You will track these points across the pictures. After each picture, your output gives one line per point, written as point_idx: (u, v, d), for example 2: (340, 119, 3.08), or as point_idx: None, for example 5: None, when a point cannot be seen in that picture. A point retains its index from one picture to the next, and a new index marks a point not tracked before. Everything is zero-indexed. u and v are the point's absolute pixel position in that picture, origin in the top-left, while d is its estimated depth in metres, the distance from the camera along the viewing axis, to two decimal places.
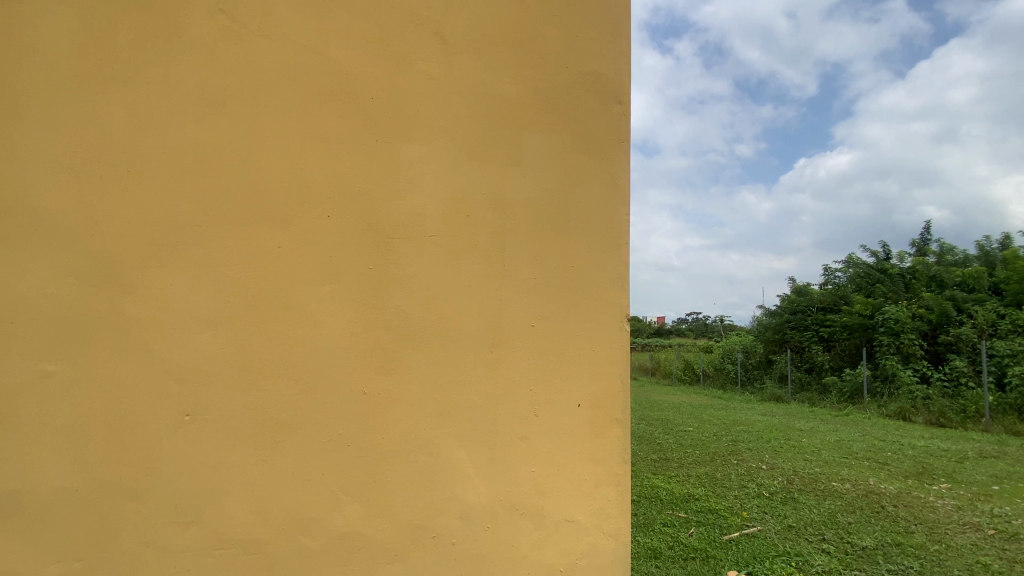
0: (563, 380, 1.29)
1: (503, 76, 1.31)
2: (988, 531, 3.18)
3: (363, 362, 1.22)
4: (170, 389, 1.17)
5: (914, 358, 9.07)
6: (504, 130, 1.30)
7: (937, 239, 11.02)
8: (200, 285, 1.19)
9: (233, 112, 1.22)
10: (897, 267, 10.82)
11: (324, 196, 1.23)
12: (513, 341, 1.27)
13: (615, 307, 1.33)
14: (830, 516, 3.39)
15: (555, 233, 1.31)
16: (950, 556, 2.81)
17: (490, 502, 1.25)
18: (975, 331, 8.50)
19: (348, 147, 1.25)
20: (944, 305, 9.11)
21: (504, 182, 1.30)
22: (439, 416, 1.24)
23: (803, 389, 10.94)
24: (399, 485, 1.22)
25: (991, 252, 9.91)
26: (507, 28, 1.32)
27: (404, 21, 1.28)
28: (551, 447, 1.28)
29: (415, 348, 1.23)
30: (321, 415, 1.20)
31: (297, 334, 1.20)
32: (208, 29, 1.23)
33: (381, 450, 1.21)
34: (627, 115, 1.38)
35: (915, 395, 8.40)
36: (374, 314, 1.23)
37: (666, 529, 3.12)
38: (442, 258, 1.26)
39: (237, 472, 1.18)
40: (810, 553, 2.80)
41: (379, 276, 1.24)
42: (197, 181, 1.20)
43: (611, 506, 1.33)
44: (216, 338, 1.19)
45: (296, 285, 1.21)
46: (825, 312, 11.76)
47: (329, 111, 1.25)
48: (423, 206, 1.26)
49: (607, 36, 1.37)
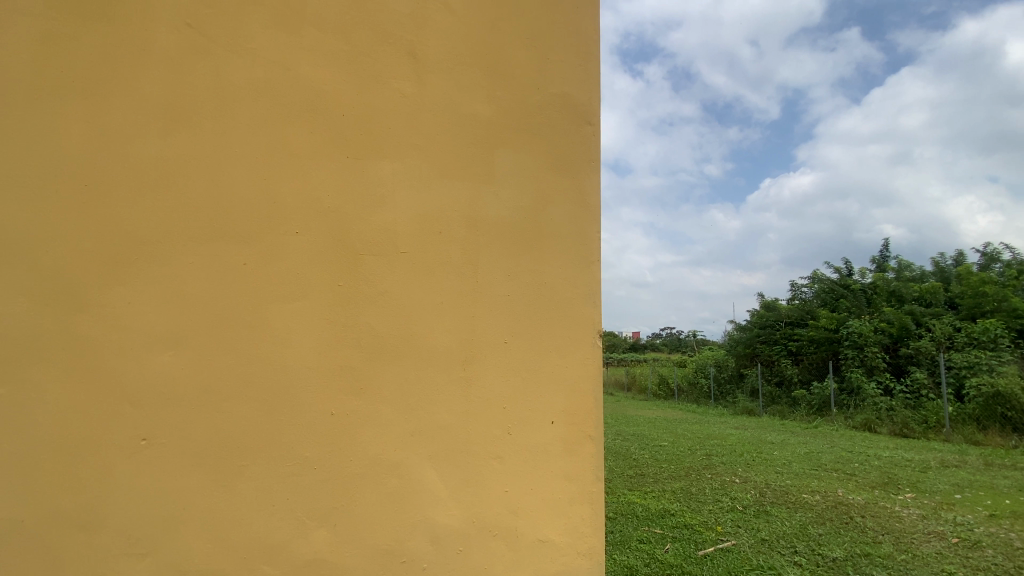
0: (537, 397, 1.29)
1: (475, 96, 1.32)
2: (952, 540, 3.27)
3: (332, 382, 1.19)
4: (125, 413, 1.12)
5: (878, 370, 9.38)
6: (476, 148, 1.31)
7: (896, 256, 11.54)
8: (160, 301, 1.15)
9: (199, 126, 1.20)
10: (860, 282, 11.26)
11: (292, 212, 1.21)
12: (486, 358, 1.26)
13: (587, 324, 1.34)
14: (801, 528, 3.44)
15: (528, 250, 1.31)
16: (917, 565, 2.87)
17: (463, 525, 1.23)
18: (933, 345, 8.88)
19: (318, 162, 1.23)
20: (903, 319, 9.52)
21: (476, 199, 1.30)
22: (410, 435, 1.21)
23: (774, 402, 11.17)
24: (368, 509, 1.18)
25: (945, 268, 10.44)
26: (479, 49, 1.34)
27: (375, 39, 1.28)
28: (525, 466, 1.27)
29: (385, 366, 1.21)
30: (286, 437, 1.16)
31: (263, 353, 1.17)
32: (174, 43, 1.21)
33: (350, 472, 1.18)
34: (597, 136, 1.40)
35: (880, 406, 8.67)
36: (343, 333, 1.20)
37: (643, 546, 3.10)
38: (415, 275, 1.25)
39: (196, 498, 1.13)
40: (784, 566, 2.83)
41: (349, 293, 1.22)
42: (160, 196, 1.17)
43: (585, 524, 1.31)
44: (177, 358, 1.14)
45: (263, 303, 1.18)
46: (793, 325, 12.05)
47: (299, 128, 1.23)
48: (395, 222, 1.26)
49: (576, 60, 1.40)
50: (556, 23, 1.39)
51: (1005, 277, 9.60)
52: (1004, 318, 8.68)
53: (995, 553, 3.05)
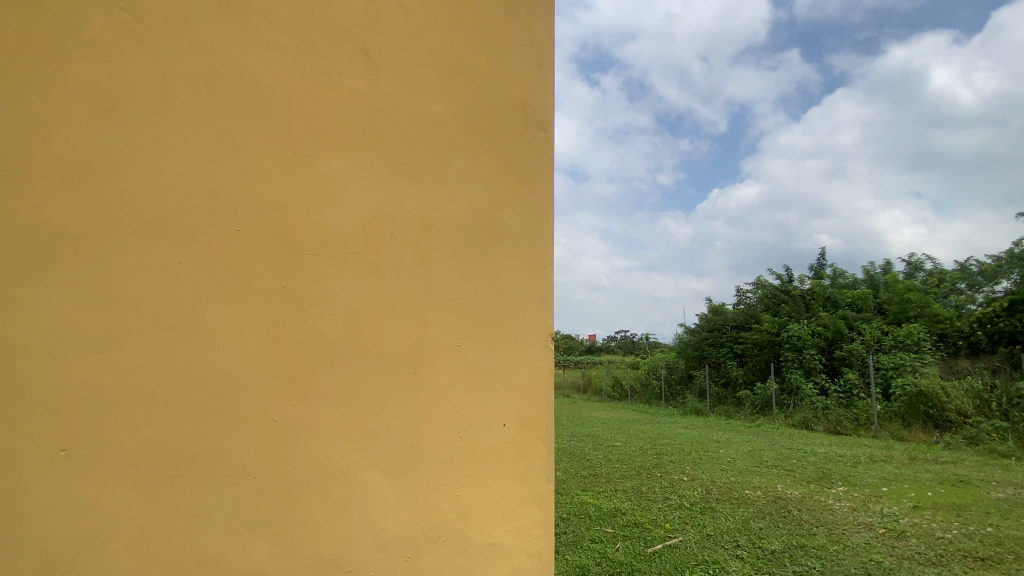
0: (488, 401, 1.28)
1: (430, 97, 1.32)
2: (879, 531, 3.50)
3: (275, 388, 1.14)
4: (43, 421, 1.04)
5: (815, 371, 9.96)
6: (430, 150, 1.30)
7: (833, 264, 12.32)
8: (84, 302, 1.07)
9: (133, 116, 1.13)
10: (799, 288, 11.94)
11: (234, 210, 1.16)
12: (436, 362, 1.25)
13: (539, 327, 1.35)
14: (743, 523, 3.60)
15: (481, 254, 1.31)
16: (847, 555, 3.06)
17: (412, 531, 1.21)
18: (864, 347, 9.51)
19: (263, 159, 1.19)
20: (837, 323, 10.15)
21: (428, 201, 1.29)
22: (357, 442, 1.18)
23: (721, 402, 11.66)
24: (312, 518, 1.14)
25: (876, 277, 11.31)
26: (434, 50, 1.33)
27: (326, 35, 1.25)
28: (475, 470, 1.26)
29: (332, 372, 1.18)
30: (224, 445, 1.11)
31: (200, 357, 1.11)
32: (106, 26, 1.13)
33: (292, 481, 1.14)
34: (551, 141, 1.42)
35: (816, 405, 9.21)
36: (286, 336, 1.16)
37: (594, 545, 3.16)
38: (364, 276, 1.22)
39: (123, 512, 1.06)
40: (726, 560, 2.95)
41: (294, 295, 1.18)
42: (87, 189, 1.09)
43: (535, 526, 1.32)
44: (102, 363, 1.07)
45: (200, 303, 1.13)
46: (738, 329, 12.64)
47: (244, 122, 1.19)
48: (344, 222, 1.23)
49: (531, 66, 1.42)
50: (511, 29, 1.40)
51: (927, 285, 10.43)
52: (926, 323, 9.40)
53: (918, 543, 3.29)
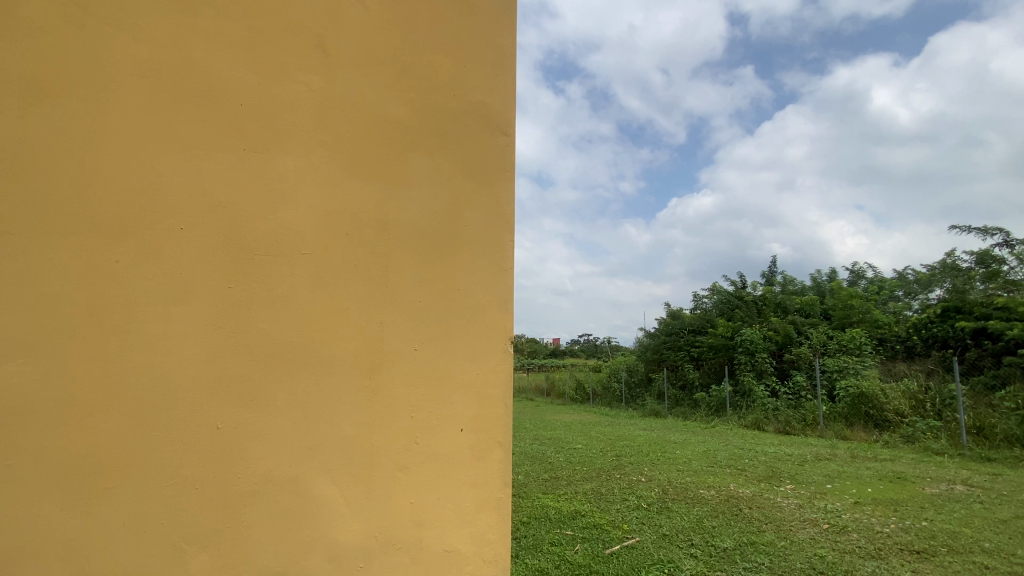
0: (445, 406, 1.27)
1: (390, 97, 1.30)
2: (824, 526, 3.67)
3: (222, 394, 1.10)
4: None
5: (766, 374, 10.39)
6: (388, 151, 1.28)
7: (783, 272, 12.91)
8: (10, 302, 1.00)
9: (69, 106, 1.06)
10: (752, 294, 12.45)
11: (179, 207, 1.11)
12: (392, 366, 1.23)
13: (497, 331, 1.34)
14: (698, 522, 3.70)
15: (440, 257, 1.30)
16: (794, 550, 3.20)
17: (364, 540, 1.18)
18: (811, 350, 10.00)
19: (213, 155, 1.14)
20: (787, 328, 10.65)
21: (386, 203, 1.27)
22: (307, 449, 1.14)
23: (678, 404, 12.00)
24: (259, 530, 1.10)
25: (822, 284, 11.93)
26: (395, 50, 1.31)
27: (281, 29, 1.21)
28: (432, 476, 1.24)
29: (282, 376, 1.14)
30: (165, 454, 1.05)
31: (137, 361, 1.05)
32: (39, 9, 1.06)
33: (237, 492, 1.09)
34: (512, 146, 1.42)
35: (767, 406, 9.61)
36: (233, 340, 1.11)
37: (553, 548, 3.17)
38: (318, 278, 1.19)
39: (50, 527, 0.99)
40: (681, 559, 3.03)
41: (242, 297, 1.13)
42: (15, 182, 1.02)
43: (491, 532, 1.31)
44: (28, 368, 1.00)
45: (139, 305, 1.07)
46: (695, 333, 13.06)
47: (191, 116, 1.14)
48: (296, 222, 1.19)
49: (493, 71, 1.42)
50: (474, 33, 1.40)
51: (868, 292, 11.08)
52: (867, 328, 9.97)
53: (858, 537, 3.47)
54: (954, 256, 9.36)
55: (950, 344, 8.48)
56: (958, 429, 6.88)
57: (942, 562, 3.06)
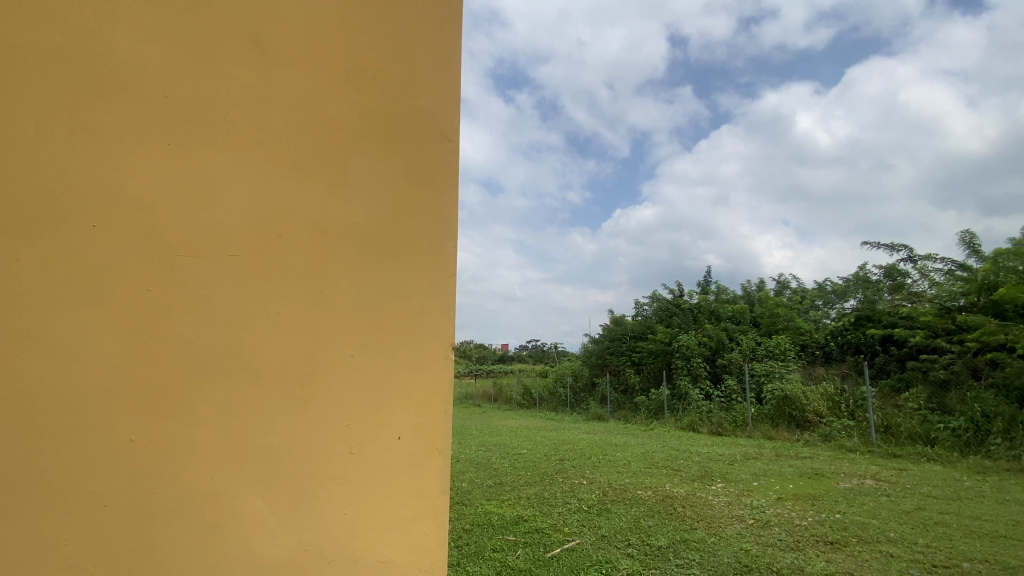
0: (382, 414, 1.23)
1: (329, 98, 1.27)
2: (748, 521, 3.90)
3: (136, 403, 1.03)
4: None
5: (701, 378, 10.92)
6: (327, 152, 1.25)
7: (717, 281, 13.65)
8: None
9: None
10: (689, 302, 13.07)
11: (93, 204, 1.04)
12: (325, 374, 1.19)
13: (439, 338, 1.32)
14: (634, 522, 3.82)
15: (379, 262, 1.27)
16: (722, 546, 3.37)
17: (292, 553, 1.14)
18: (741, 356, 10.62)
19: (133, 151, 1.08)
20: (720, 335, 11.25)
21: (323, 205, 1.23)
22: (232, 460, 1.09)
23: (620, 408, 12.37)
24: (177, 546, 1.04)
25: (752, 294, 12.70)
26: (335, 50, 1.29)
27: (214, 21, 1.17)
28: (366, 485, 1.21)
29: (206, 385, 1.08)
30: (71, 468, 0.98)
31: (43, 369, 0.98)
32: None
33: (153, 507, 1.02)
34: (456, 151, 1.41)
35: (702, 409, 10.10)
36: (150, 346, 1.05)
37: (495, 555, 3.16)
38: (247, 282, 1.14)
39: None
40: (618, 559, 3.11)
41: (162, 301, 1.07)
42: None
43: (428, 541, 1.28)
44: None
45: (47, 308, 1.00)
46: (636, 338, 13.52)
47: (110, 108, 1.07)
48: (226, 222, 1.14)
49: (436, 75, 1.41)
50: (417, 37, 1.39)
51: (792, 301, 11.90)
52: (791, 334, 10.68)
53: (779, 531, 3.71)
54: (866, 269, 10.24)
55: (863, 349, 9.26)
56: (868, 428, 7.51)
57: (852, 551, 3.33)
